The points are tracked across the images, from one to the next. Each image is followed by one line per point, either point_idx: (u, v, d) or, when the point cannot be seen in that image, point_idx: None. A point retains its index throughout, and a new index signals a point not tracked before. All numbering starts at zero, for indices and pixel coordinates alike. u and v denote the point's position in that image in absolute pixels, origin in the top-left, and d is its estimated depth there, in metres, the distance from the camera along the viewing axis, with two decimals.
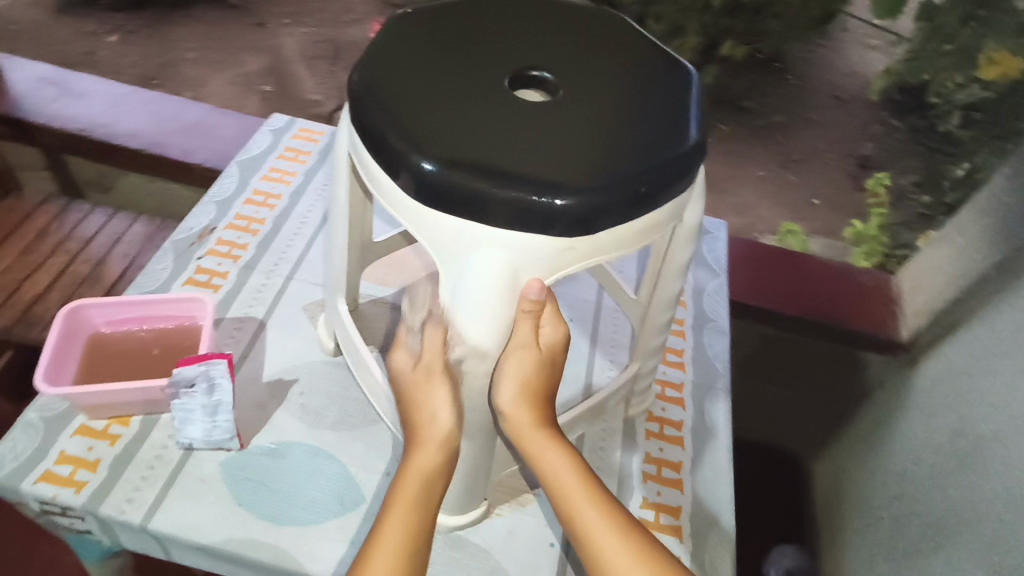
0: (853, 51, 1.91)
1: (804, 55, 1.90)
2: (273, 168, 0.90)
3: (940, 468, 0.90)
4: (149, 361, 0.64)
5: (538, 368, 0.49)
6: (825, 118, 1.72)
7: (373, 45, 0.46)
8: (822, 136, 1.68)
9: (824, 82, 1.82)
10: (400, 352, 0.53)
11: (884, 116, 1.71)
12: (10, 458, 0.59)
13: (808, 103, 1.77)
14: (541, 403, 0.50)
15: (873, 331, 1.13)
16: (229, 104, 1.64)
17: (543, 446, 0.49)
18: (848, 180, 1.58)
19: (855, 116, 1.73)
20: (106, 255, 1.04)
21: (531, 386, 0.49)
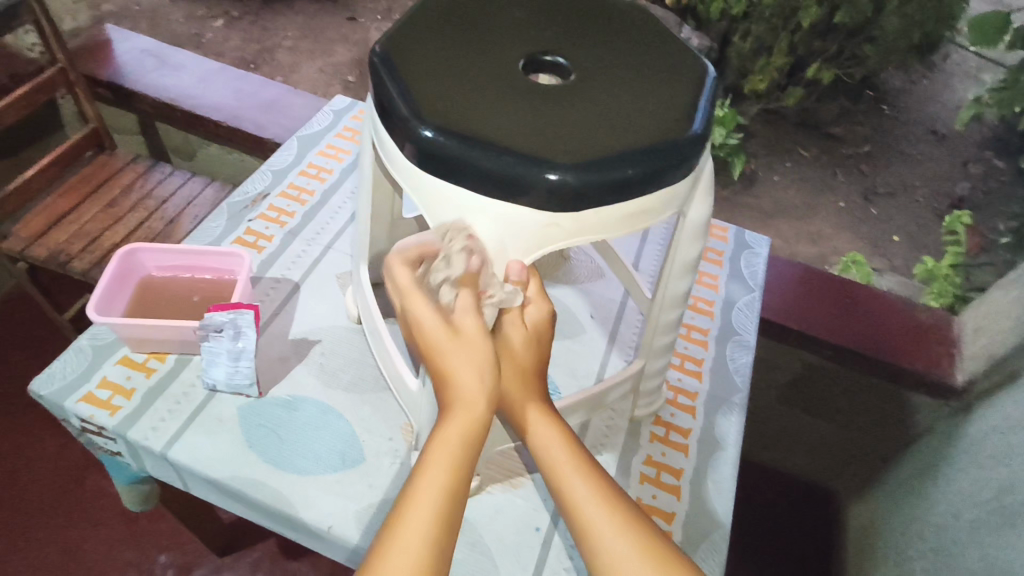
0: (960, 84, 1.79)
1: (904, 85, 1.80)
2: (330, 145, 0.95)
3: (982, 525, 0.84)
4: (188, 306, 0.70)
5: (528, 344, 0.52)
6: (917, 152, 1.62)
7: (401, 20, 0.49)
8: (912, 170, 1.59)
9: (922, 115, 1.72)
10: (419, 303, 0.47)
11: (986, 153, 1.59)
12: (60, 377, 0.66)
13: (901, 135, 1.67)
14: (534, 376, 0.51)
15: (924, 370, 1.04)
16: (316, 92, 1.73)
17: (533, 416, 0.49)
18: (936, 218, 1.49)
19: (953, 151, 1.62)
20: (179, 214, 1.13)
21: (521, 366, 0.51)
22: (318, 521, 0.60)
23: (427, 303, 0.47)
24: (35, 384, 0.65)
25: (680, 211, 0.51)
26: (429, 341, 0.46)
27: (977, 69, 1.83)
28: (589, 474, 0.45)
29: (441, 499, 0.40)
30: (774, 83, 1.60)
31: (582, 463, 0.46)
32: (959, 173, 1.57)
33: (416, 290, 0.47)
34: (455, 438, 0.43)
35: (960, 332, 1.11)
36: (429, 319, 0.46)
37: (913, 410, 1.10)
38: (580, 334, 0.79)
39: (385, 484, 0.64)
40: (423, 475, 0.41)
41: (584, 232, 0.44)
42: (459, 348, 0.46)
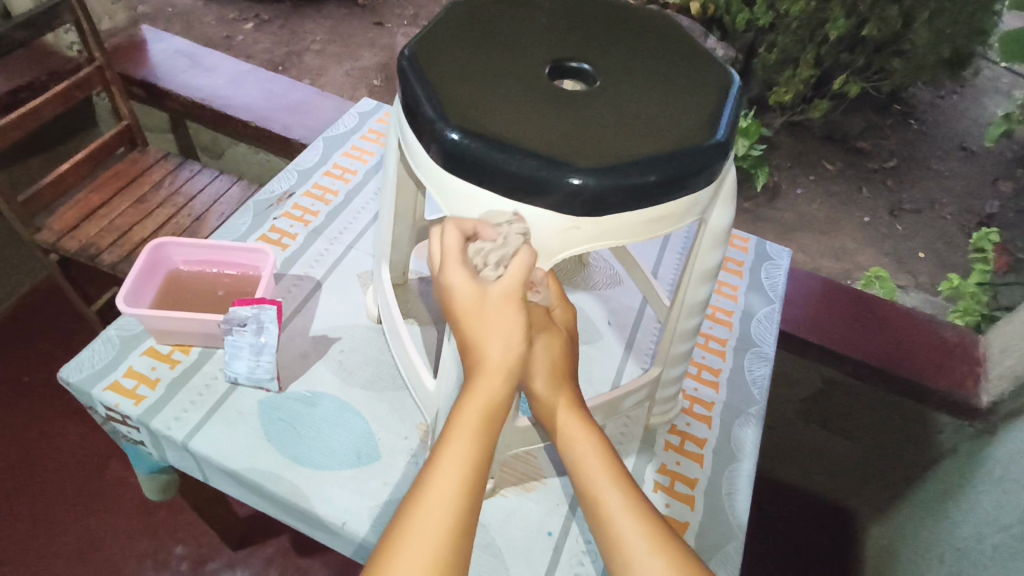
0: (991, 100, 1.76)
1: (933, 100, 1.78)
2: (355, 147, 0.97)
3: (1005, 549, 0.82)
4: (214, 300, 0.71)
5: (563, 351, 0.52)
6: (946, 168, 1.60)
7: (429, 23, 0.50)
8: (939, 186, 1.56)
9: (950, 130, 1.70)
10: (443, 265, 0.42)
11: (1018, 171, 1.57)
12: (87, 365, 0.68)
13: (928, 150, 1.65)
14: (569, 384, 0.51)
15: (948, 389, 1.02)
16: (342, 95, 1.76)
17: (572, 425, 0.48)
18: (963, 236, 1.46)
19: (982, 168, 1.59)
20: (205, 212, 1.15)
21: (559, 367, 0.51)
22: (332, 516, 0.61)
23: (457, 262, 0.42)
24: (64, 371, 0.67)
25: (701, 218, 0.51)
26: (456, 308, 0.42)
27: (1008, 85, 1.80)
28: (623, 483, 0.44)
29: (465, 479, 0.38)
30: (801, 96, 1.58)
31: (618, 474, 0.45)
32: (988, 190, 1.54)
33: (448, 250, 0.42)
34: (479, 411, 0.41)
35: (985, 352, 1.09)
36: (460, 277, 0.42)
37: (936, 429, 1.08)
38: (597, 340, 0.79)
39: (399, 482, 0.64)
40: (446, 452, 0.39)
41: (603, 236, 0.44)
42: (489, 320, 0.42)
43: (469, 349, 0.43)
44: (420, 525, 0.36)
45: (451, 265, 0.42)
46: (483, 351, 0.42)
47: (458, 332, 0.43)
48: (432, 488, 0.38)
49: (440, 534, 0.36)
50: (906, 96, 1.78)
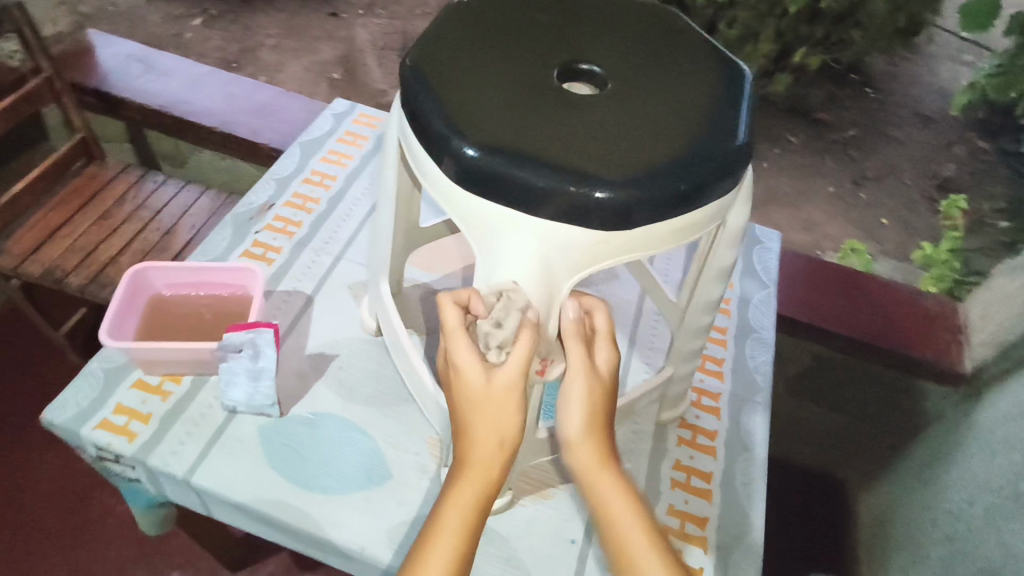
0: (942, 65, 1.81)
1: (888, 68, 1.82)
2: (333, 150, 0.93)
3: (998, 510, 0.84)
4: (202, 326, 0.68)
5: (594, 396, 0.46)
6: (905, 135, 1.64)
7: (429, 29, 0.48)
8: (901, 153, 1.60)
9: (906, 96, 1.74)
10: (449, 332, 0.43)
11: (972, 135, 1.62)
12: (73, 404, 0.64)
13: (887, 118, 1.69)
14: (603, 430, 0.46)
15: (933, 358, 1.06)
16: (303, 91, 1.70)
17: (602, 476, 0.45)
18: (924, 201, 1.51)
19: (937, 133, 1.64)
20: (175, 225, 1.10)
21: (596, 418, 0.46)
22: (348, 542, 0.59)
23: (463, 341, 0.42)
24: (48, 412, 0.63)
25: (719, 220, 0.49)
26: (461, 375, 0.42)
27: (957, 50, 1.85)
28: (661, 551, 0.43)
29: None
30: (764, 71, 1.59)
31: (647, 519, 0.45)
32: (944, 155, 1.59)
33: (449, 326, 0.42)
34: (468, 501, 0.41)
35: (966, 319, 1.13)
36: (466, 359, 0.42)
37: (922, 396, 1.11)
38: None
39: (414, 501, 0.62)
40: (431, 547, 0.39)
41: (632, 248, 0.43)
42: (490, 404, 0.41)
43: (467, 429, 0.42)
44: None
45: (456, 341, 0.42)
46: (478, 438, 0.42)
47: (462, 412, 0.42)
48: None
49: None
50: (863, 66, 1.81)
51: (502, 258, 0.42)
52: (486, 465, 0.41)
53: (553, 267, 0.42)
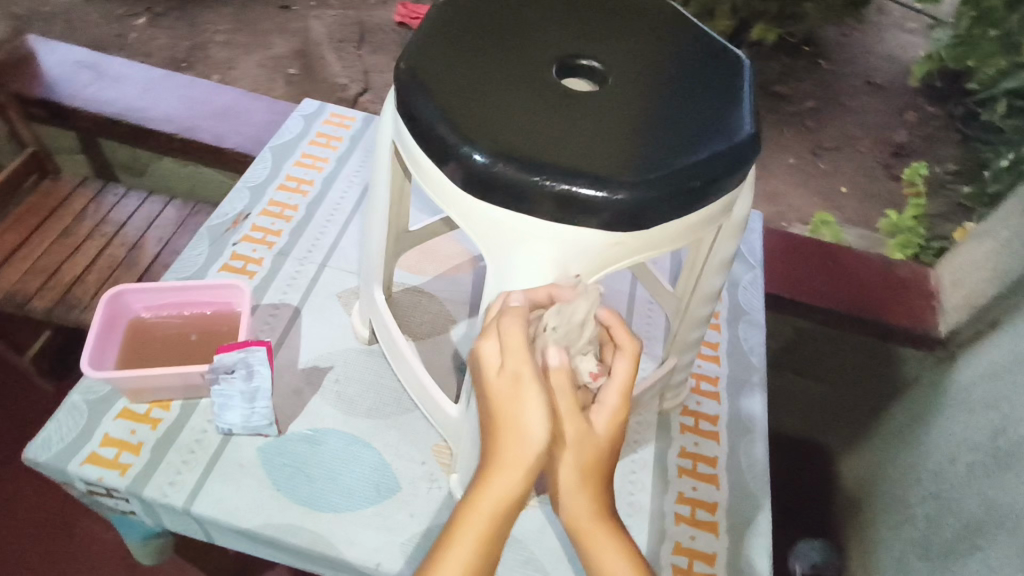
0: (889, 34, 1.88)
1: (839, 39, 1.87)
2: (306, 154, 0.89)
3: (979, 468, 0.86)
4: (187, 347, 0.65)
5: (596, 450, 0.40)
6: (859, 104, 1.68)
7: (419, 29, 0.46)
8: (857, 122, 1.64)
9: (858, 65, 1.79)
10: (485, 333, 0.41)
11: (921, 101, 1.69)
12: (56, 440, 0.61)
13: (843, 88, 1.73)
14: (604, 489, 0.41)
15: (911, 325, 1.09)
16: (258, 88, 1.64)
17: (599, 534, 0.41)
18: (880, 168, 1.55)
19: (889, 100, 1.70)
20: (141, 238, 1.05)
21: (593, 475, 0.40)
22: (363, 559, 0.58)
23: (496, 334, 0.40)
24: (30, 451, 0.60)
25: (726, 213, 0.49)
26: (484, 384, 0.40)
27: (902, 18, 1.92)
28: None
29: None
30: None
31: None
32: (897, 122, 1.65)
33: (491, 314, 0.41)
34: (486, 513, 0.38)
35: (937, 284, 1.16)
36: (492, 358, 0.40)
37: (901, 362, 1.13)
38: None
39: (425, 512, 0.61)
40: (443, 559, 0.38)
41: (648, 247, 0.42)
42: (517, 398, 0.38)
43: (495, 427, 0.39)
44: None
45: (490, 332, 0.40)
46: (505, 437, 0.38)
47: (491, 406, 0.39)
48: None
49: None
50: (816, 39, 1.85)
51: (521, 264, 0.41)
52: (505, 491, 0.38)
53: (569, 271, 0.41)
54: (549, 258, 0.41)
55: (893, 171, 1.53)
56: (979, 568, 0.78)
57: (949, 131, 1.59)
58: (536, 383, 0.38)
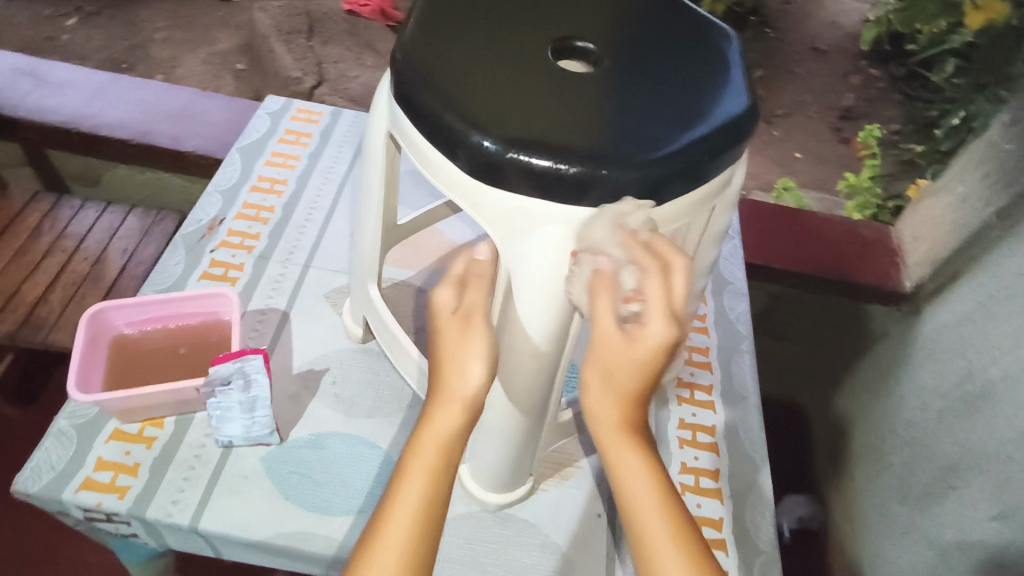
0: (828, 2, 1.95)
1: (782, 8, 1.92)
2: (276, 152, 0.87)
3: (947, 413, 0.89)
4: (176, 361, 0.63)
5: (621, 351, 0.42)
6: (806, 70, 1.74)
7: (412, 24, 0.46)
8: (806, 88, 1.69)
9: (802, 33, 1.85)
10: (441, 282, 0.49)
11: (863, 64, 1.75)
12: (46, 469, 0.58)
13: (790, 55, 1.78)
14: (633, 401, 0.44)
15: (875, 282, 1.07)
16: (205, 86, 1.58)
17: (621, 447, 0.43)
18: (831, 132, 1.59)
19: (835, 65, 1.76)
20: (105, 251, 1.00)
21: (615, 382, 0.43)
22: None
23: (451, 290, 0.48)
24: (20, 483, 0.57)
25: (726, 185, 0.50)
26: (439, 323, 0.48)
27: None
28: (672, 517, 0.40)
29: (412, 534, 0.40)
30: None
31: (668, 502, 0.40)
32: (843, 86, 1.70)
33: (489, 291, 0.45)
34: (434, 440, 0.43)
35: (900, 243, 1.14)
36: (443, 300, 0.48)
37: (867, 318, 1.12)
38: None
39: None
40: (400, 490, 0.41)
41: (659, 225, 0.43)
42: (463, 332, 0.46)
43: (443, 366, 0.46)
44: None
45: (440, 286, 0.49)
46: (453, 369, 0.45)
47: (439, 351, 0.47)
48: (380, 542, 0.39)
49: None
50: (761, 9, 1.89)
51: (537, 250, 0.42)
52: (451, 418, 0.44)
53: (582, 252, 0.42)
54: (563, 238, 0.42)
55: (842, 134, 1.58)
56: (955, 513, 0.82)
57: (891, 92, 1.66)
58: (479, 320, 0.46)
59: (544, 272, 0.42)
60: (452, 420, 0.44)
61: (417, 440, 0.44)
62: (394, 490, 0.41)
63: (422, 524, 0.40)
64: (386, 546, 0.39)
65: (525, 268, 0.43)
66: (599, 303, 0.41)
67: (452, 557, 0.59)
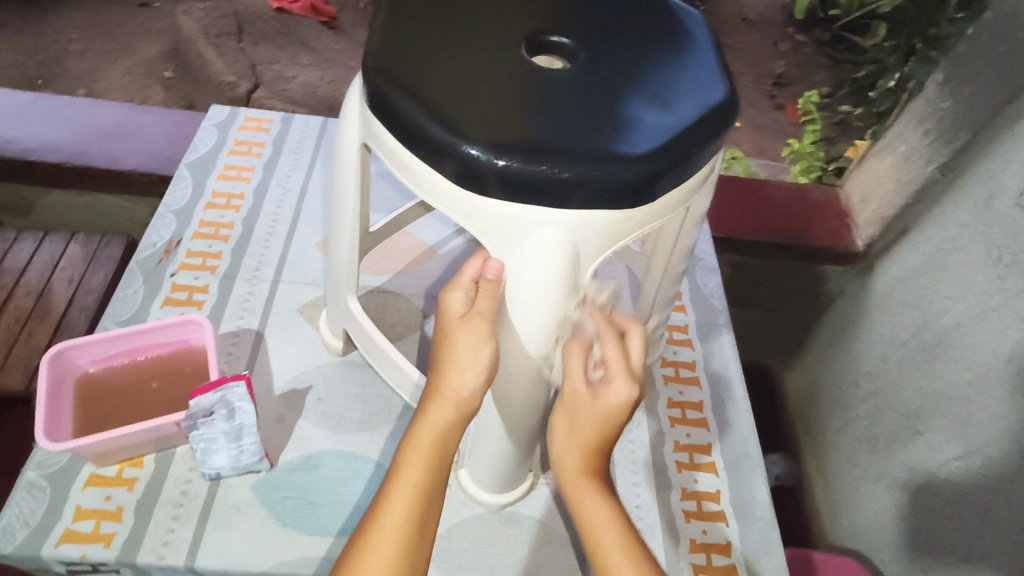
0: None
1: None
2: (228, 165, 0.83)
3: (908, 361, 0.87)
4: (149, 396, 0.59)
5: (587, 406, 0.46)
6: (737, 41, 1.79)
7: (379, 29, 0.45)
8: (740, 58, 1.73)
9: (730, 6, 1.90)
10: (453, 283, 0.47)
11: (790, 32, 1.82)
12: (19, 527, 0.54)
13: (721, 28, 1.83)
14: (599, 451, 0.47)
15: (830, 244, 1.02)
16: (131, 97, 1.49)
17: (586, 494, 0.46)
18: (766, 99, 1.63)
19: (764, 34, 1.82)
20: (48, 283, 0.95)
21: (584, 436, 0.47)
22: None
23: (462, 292, 0.46)
24: None
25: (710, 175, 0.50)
26: (446, 324, 0.46)
27: None
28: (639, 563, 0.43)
29: (405, 527, 0.41)
30: None
31: (632, 546, 0.44)
32: (774, 55, 1.75)
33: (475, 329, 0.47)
34: (427, 440, 0.44)
35: (849, 203, 1.09)
36: (454, 304, 0.46)
37: (823, 279, 1.07)
38: None
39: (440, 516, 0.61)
40: (396, 482, 0.43)
41: (652, 218, 0.44)
42: (467, 335, 0.45)
43: (441, 367, 0.46)
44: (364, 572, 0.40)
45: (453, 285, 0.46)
46: (450, 372, 0.45)
47: (440, 352, 0.46)
48: (376, 536, 0.41)
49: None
50: None
51: (535, 256, 0.42)
52: (444, 418, 0.45)
53: (578, 251, 0.42)
54: (557, 244, 0.41)
55: (777, 100, 1.63)
56: (923, 452, 0.82)
57: (818, 57, 1.73)
58: (485, 321, 0.45)
59: (544, 276, 0.42)
60: (444, 422, 0.45)
61: (413, 438, 0.45)
62: (390, 483, 0.43)
63: (414, 520, 0.41)
64: (381, 539, 0.41)
65: (520, 273, 0.43)
66: (571, 361, 0.47)
67: (463, 562, 0.58)
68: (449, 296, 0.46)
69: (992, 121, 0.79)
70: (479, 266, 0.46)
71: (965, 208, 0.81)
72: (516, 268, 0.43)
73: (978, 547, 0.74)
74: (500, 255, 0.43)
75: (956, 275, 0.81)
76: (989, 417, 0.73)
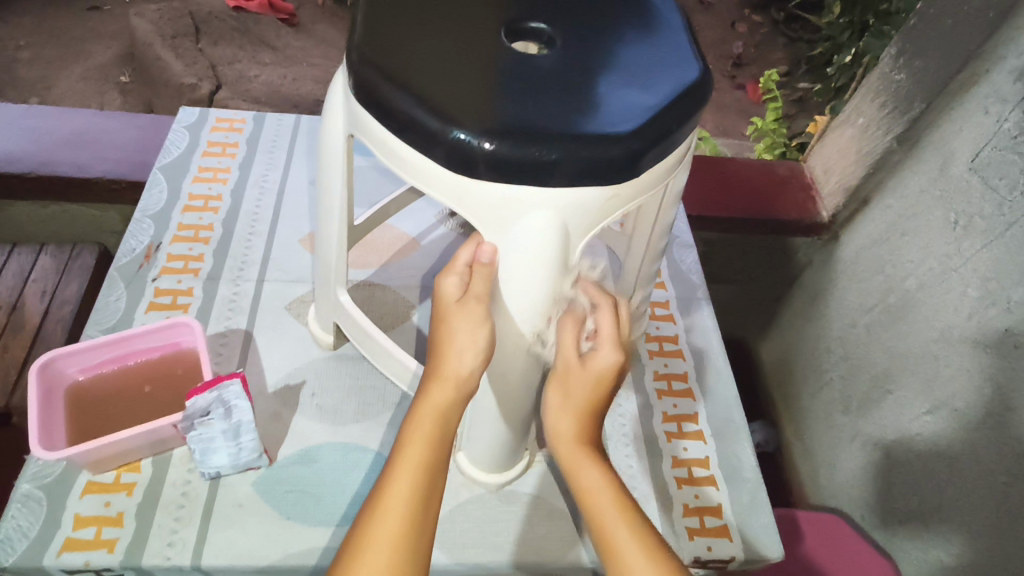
0: None
1: None
2: (202, 167, 0.82)
3: (876, 325, 0.91)
4: (143, 402, 0.59)
5: (579, 373, 0.49)
6: (696, 23, 1.82)
7: (360, 23, 0.46)
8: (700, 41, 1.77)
9: None
10: (448, 269, 0.48)
11: (746, 13, 1.86)
12: (18, 539, 0.54)
13: None
14: (591, 417, 0.50)
15: (797, 216, 1.04)
16: (87, 104, 1.45)
17: (580, 461, 0.48)
18: (727, 80, 1.67)
19: (721, 16, 1.86)
20: (22, 298, 0.95)
21: (576, 402, 0.49)
22: None
23: (457, 279, 0.47)
24: None
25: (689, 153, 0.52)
26: (443, 310, 0.48)
27: None
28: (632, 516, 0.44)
29: (410, 500, 0.42)
30: None
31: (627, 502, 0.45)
32: (732, 36, 1.79)
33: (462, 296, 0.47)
34: (429, 418, 0.45)
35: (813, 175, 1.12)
36: (450, 288, 0.47)
37: (792, 251, 1.10)
38: None
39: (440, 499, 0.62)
40: (400, 458, 0.44)
41: (637, 194, 0.45)
42: (463, 317, 0.46)
43: (440, 348, 0.47)
44: (373, 544, 0.40)
45: (448, 272, 0.48)
46: (448, 353, 0.46)
47: (438, 334, 0.48)
48: (383, 511, 0.41)
49: (389, 548, 0.40)
50: None
51: (526, 236, 0.43)
52: (444, 397, 0.46)
53: (568, 229, 0.43)
54: (546, 223, 0.43)
55: (737, 80, 1.66)
56: (894, 409, 0.86)
57: (774, 37, 1.77)
58: (481, 303, 0.46)
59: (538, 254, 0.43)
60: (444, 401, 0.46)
61: (415, 417, 0.46)
62: (393, 461, 0.44)
63: (419, 494, 0.42)
64: (387, 514, 0.41)
65: (513, 254, 0.44)
66: (564, 333, 0.49)
67: (466, 541, 0.60)
68: (444, 282, 0.48)
69: (943, 93, 0.82)
70: (473, 251, 0.48)
71: (923, 175, 0.85)
72: (509, 246, 0.44)
73: (949, 494, 0.78)
74: (492, 238, 0.45)
75: (917, 240, 0.85)
76: (955, 372, 0.77)
